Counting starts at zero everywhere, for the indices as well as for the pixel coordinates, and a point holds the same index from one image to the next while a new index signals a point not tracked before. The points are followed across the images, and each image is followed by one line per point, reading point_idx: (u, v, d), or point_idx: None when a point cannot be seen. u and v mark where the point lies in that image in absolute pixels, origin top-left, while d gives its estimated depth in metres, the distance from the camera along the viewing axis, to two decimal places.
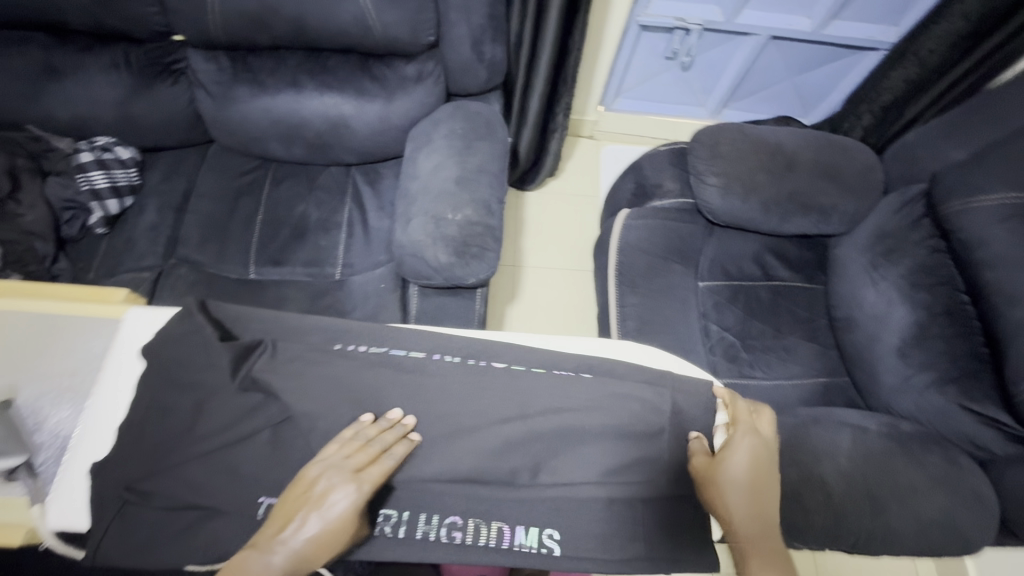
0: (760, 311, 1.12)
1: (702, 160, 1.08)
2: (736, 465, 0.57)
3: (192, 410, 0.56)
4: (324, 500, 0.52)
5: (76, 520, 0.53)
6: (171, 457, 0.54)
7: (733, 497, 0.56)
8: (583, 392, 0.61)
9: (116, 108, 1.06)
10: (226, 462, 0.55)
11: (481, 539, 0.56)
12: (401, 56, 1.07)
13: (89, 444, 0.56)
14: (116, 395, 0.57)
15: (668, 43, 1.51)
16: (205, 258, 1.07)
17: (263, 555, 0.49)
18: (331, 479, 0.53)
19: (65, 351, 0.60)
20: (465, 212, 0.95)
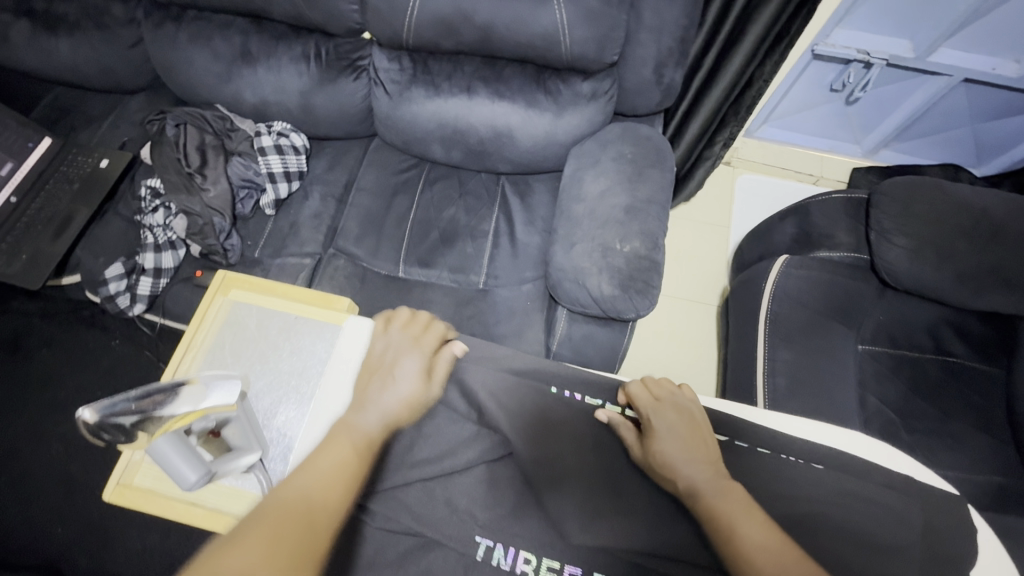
0: (928, 388, 1.02)
1: (887, 217, 1.01)
2: (659, 438, 0.59)
3: (413, 431, 0.63)
4: (398, 365, 0.61)
5: None
6: (394, 478, 0.61)
7: (676, 464, 0.58)
8: (810, 482, 0.60)
9: (299, 97, 1.11)
10: (443, 492, 0.60)
11: None
12: (579, 73, 1.03)
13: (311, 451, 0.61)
14: (335, 404, 0.63)
15: (839, 74, 1.40)
16: (360, 251, 1.10)
17: (359, 415, 0.55)
18: (396, 352, 0.62)
19: (294, 353, 0.68)
20: (633, 244, 0.92)
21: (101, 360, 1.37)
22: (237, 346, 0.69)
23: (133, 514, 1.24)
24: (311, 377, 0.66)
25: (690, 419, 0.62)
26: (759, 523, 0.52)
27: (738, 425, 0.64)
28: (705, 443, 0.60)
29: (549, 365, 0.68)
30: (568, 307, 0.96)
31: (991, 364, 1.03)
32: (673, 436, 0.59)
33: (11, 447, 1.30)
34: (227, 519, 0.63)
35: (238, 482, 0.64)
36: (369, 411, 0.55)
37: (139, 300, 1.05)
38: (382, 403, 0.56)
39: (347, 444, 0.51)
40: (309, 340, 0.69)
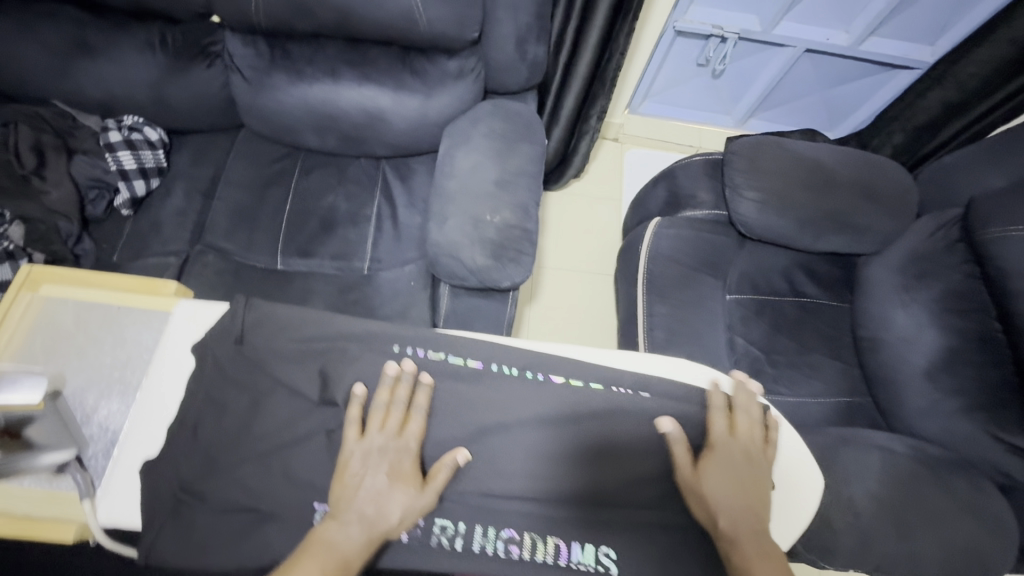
0: (787, 327, 1.12)
1: (738, 174, 1.09)
2: (709, 485, 0.61)
3: (249, 406, 0.61)
4: (373, 472, 0.58)
5: (126, 516, 0.58)
6: (229, 456, 0.59)
7: (718, 502, 0.60)
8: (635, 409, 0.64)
9: (150, 88, 1.04)
10: (281, 464, 0.59)
11: (537, 554, 0.58)
12: (443, 51, 1.04)
13: (137, 439, 0.61)
14: (164, 392, 0.63)
15: (702, 50, 1.50)
16: (233, 246, 1.06)
17: (341, 528, 0.55)
18: (383, 450, 0.60)
19: (118, 343, 0.67)
20: (503, 214, 0.95)
21: None
22: (48, 342, 0.66)
23: None
24: (140, 365, 0.66)
25: (754, 467, 0.63)
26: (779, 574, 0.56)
27: (577, 365, 0.65)
28: (759, 493, 0.61)
29: (388, 326, 0.66)
30: (449, 282, 0.97)
31: (835, 298, 1.16)
32: (731, 473, 0.61)
33: None
34: (37, 525, 0.59)
35: (51, 485, 0.60)
36: (350, 525, 0.56)
37: None
38: (374, 510, 0.57)
39: (352, 545, 0.55)
40: (136, 329, 0.68)
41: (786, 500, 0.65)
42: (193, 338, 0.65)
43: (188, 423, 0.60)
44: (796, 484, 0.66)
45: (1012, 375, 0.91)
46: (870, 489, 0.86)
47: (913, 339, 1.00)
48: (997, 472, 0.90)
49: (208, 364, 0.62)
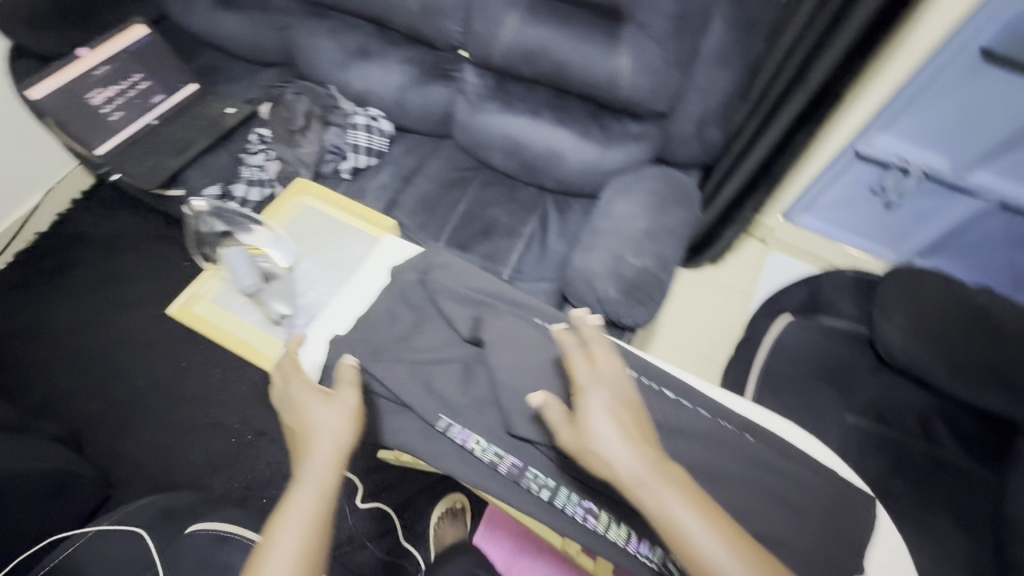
0: (908, 473, 1.02)
1: (891, 297, 1.07)
2: (594, 445, 0.55)
3: (413, 324, 0.74)
4: (311, 419, 0.64)
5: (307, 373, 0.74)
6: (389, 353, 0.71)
7: (611, 456, 0.54)
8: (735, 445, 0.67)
9: (395, 91, 1.32)
10: (425, 373, 0.70)
11: (610, 532, 0.63)
12: (632, 116, 1.19)
13: (332, 322, 0.77)
14: (360, 296, 0.78)
15: (879, 177, 1.49)
16: (412, 224, 1.27)
17: (307, 464, 0.61)
18: (305, 398, 0.66)
19: (338, 249, 0.86)
20: (644, 260, 1.03)
21: (171, 275, 1.59)
22: (304, 232, 0.89)
23: (155, 412, 1.41)
24: (346, 268, 0.84)
25: (626, 401, 0.58)
26: (695, 509, 0.53)
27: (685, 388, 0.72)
28: (643, 428, 0.56)
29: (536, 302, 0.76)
30: (577, 306, 1.07)
31: (977, 463, 1.03)
32: (611, 416, 0.56)
33: (75, 324, 1.52)
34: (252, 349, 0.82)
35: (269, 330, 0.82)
36: (311, 458, 0.61)
37: None
38: (325, 437, 0.63)
39: (327, 476, 0.60)
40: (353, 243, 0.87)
41: None
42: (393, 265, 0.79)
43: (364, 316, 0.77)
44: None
45: None
46: None
47: None
48: None
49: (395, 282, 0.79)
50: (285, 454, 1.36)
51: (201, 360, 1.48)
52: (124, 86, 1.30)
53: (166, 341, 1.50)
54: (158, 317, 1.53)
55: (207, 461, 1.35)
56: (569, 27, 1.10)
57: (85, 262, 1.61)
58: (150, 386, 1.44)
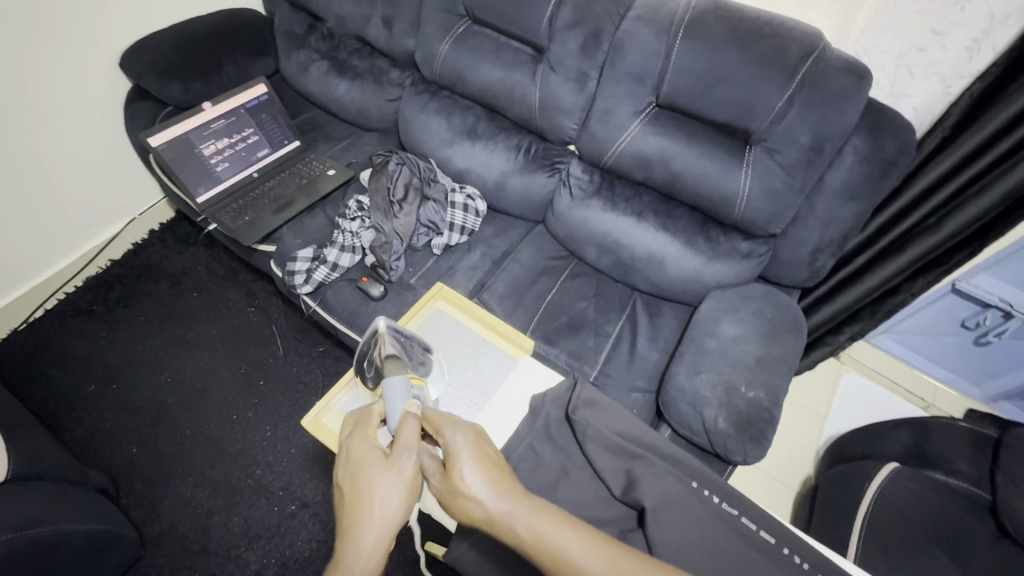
0: None
1: (1020, 467, 0.97)
2: (462, 493, 0.53)
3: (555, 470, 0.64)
4: (369, 486, 0.57)
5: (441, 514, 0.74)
6: None
7: (473, 494, 0.53)
8: None
9: (498, 174, 1.32)
10: None
11: None
12: (741, 232, 1.17)
13: None
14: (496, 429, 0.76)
15: (975, 314, 1.44)
16: (498, 309, 1.24)
17: (354, 539, 0.54)
18: (363, 459, 0.60)
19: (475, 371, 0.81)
20: (757, 391, 0.97)
21: (234, 319, 1.57)
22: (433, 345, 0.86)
23: (198, 466, 1.34)
24: (483, 394, 0.78)
25: (488, 451, 0.59)
26: (593, 552, 0.48)
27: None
28: (504, 470, 0.56)
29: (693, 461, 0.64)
30: (675, 427, 1.01)
31: None
32: (466, 448, 0.57)
33: (132, 360, 1.49)
34: None
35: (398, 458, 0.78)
36: (363, 530, 0.54)
37: (308, 282, 1.22)
38: (379, 508, 0.56)
39: (369, 556, 0.53)
40: (491, 364, 0.81)
41: None
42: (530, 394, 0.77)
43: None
44: None
45: None
46: None
47: None
48: None
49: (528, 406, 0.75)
50: (327, 533, 1.27)
51: (252, 414, 1.42)
52: (235, 139, 1.32)
53: (220, 388, 1.45)
54: (214, 363, 1.49)
55: (243, 529, 1.27)
56: (693, 142, 1.10)
57: (151, 295, 1.60)
58: (197, 436, 1.38)
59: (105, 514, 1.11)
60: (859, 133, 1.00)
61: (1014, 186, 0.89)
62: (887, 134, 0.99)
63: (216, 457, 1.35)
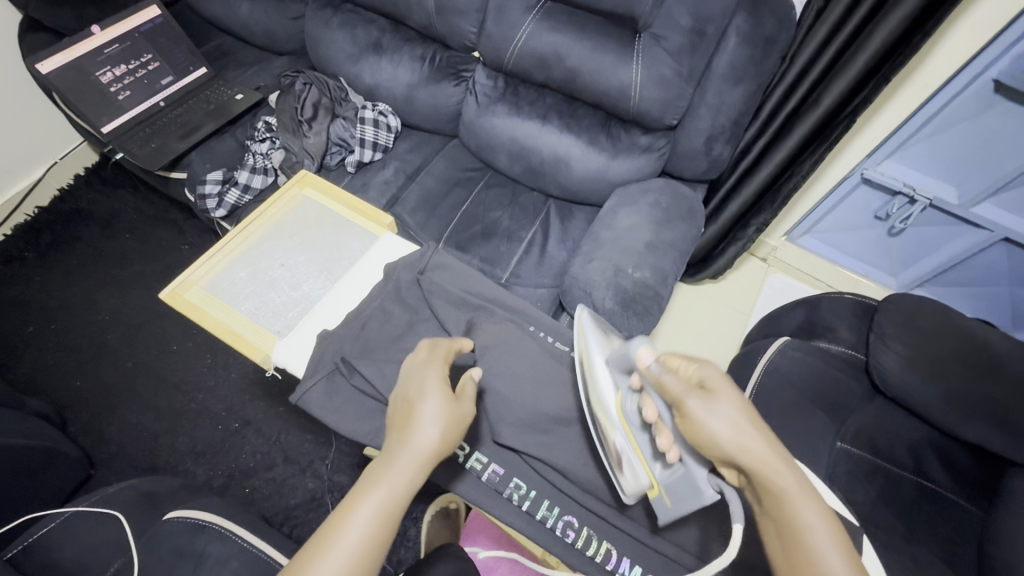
0: (898, 504, 1.03)
1: (890, 326, 1.06)
2: (714, 433, 0.59)
3: (407, 323, 0.80)
4: (424, 395, 0.63)
5: (296, 366, 0.76)
6: (378, 351, 0.76)
7: (716, 442, 0.59)
8: None
9: (406, 87, 1.32)
10: None
11: (586, 545, 0.74)
12: (640, 126, 1.18)
13: (326, 314, 0.81)
14: (357, 290, 0.83)
15: (884, 204, 1.49)
16: (413, 221, 1.27)
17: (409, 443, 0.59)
18: (426, 378, 0.65)
19: (337, 245, 0.88)
20: (644, 272, 1.02)
21: (168, 258, 1.59)
22: (298, 226, 0.91)
23: (142, 394, 1.40)
24: (344, 265, 0.86)
25: (744, 407, 0.61)
26: (829, 534, 0.53)
27: None
28: (760, 427, 0.59)
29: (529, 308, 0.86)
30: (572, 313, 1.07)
31: (967, 500, 1.02)
32: (722, 414, 0.59)
33: (69, 301, 1.51)
34: (240, 340, 0.78)
35: (258, 320, 0.80)
36: (416, 439, 0.59)
37: (222, 206, 1.23)
38: (427, 425, 0.60)
39: (416, 466, 0.58)
40: (352, 239, 0.89)
41: None
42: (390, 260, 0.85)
43: (359, 320, 0.78)
44: None
45: None
46: None
47: None
48: None
49: (390, 282, 0.82)
50: (269, 445, 1.34)
51: (192, 344, 1.47)
52: (134, 66, 1.29)
53: (159, 323, 1.49)
54: (151, 299, 1.52)
55: (191, 447, 1.34)
56: (585, 34, 1.09)
57: (83, 239, 1.60)
58: (139, 368, 1.43)
59: (49, 435, 1.17)
60: (740, 11, 1.00)
61: (880, 47, 0.93)
62: (766, 10, 0.99)
63: (159, 385, 1.41)
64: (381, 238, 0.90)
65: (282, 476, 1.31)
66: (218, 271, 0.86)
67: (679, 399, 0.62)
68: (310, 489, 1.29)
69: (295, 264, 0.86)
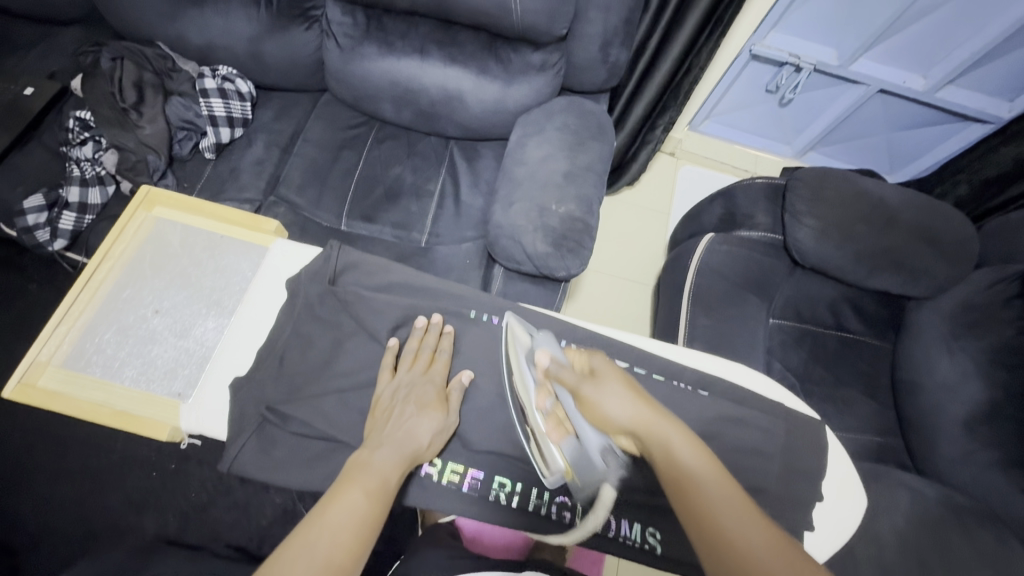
0: (824, 358, 1.13)
1: (801, 202, 1.10)
2: (608, 413, 0.59)
3: (332, 344, 0.68)
4: (409, 400, 0.64)
5: (215, 428, 0.66)
6: (311, 388, 0.66)
7: (613, 415, 0.58)
8: (698, 406, 0.68)
9: (247, 42, 1.08)
10: (358, 404, 0.66)
11: (589, 523, 0.66)
12: (530, 43, 1.06)
13: (228, 358, 0.69)
14: (261, 317, 0.72)
15: (774, 76, 1.50)
16: (303, 201, 1.11)
17: (376, 450, 0.59)
18: (409, 383, 0.65)
19: (218, 270, 0.76)
20: (568, 206, 0.97)
21: (14, 304, 1.31)
22: (158, 258, 0.77)
23: (43, 466, 1.20)
24: (233, 293, 0.75)
25: (630, 382, 0.62)
26: (738, 504, 0.52)
27: (628, 350, 0.71)
28: (648, 401, 0.60)
29: (467, 291, 0.73)
30: (504, 264, 1.01)
31: (879, 337, 1.17)
32: (616, 391, 0.59)
33: None
34: (134, 420, 0.67)
35: (149, 388, 0.68)
36: (387, 447, 0.59)
37: (61, 236, 1.01)
38: (407, 431, 0.61)
39: (391, 470, 0.58)
40: (235, 257, 0.77)
41: (832, 513, 0.68)
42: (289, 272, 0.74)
43: (274, 350, 0.67)
44: (848, 494, 0.69)
45: None
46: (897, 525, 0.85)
47: (956, 388, 0.99)
48: None
49: (299, 299, 0.69)
50: (218, 474, 1.23)
51: None
52: None
53: None
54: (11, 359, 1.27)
55: (125, 505, 1.19)
56: None
57: None
58: (28, 439, 1.22)
59: None
60: None
61: None
62: None
63: (63, 449, 1.22)
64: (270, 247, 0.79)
65: (244, 500, 1.22)
66: (74, 338, 0.70)
67: (572, 387, 0.62)
68: (279, 503, 1.22)
69: (172, 306, 0.74)
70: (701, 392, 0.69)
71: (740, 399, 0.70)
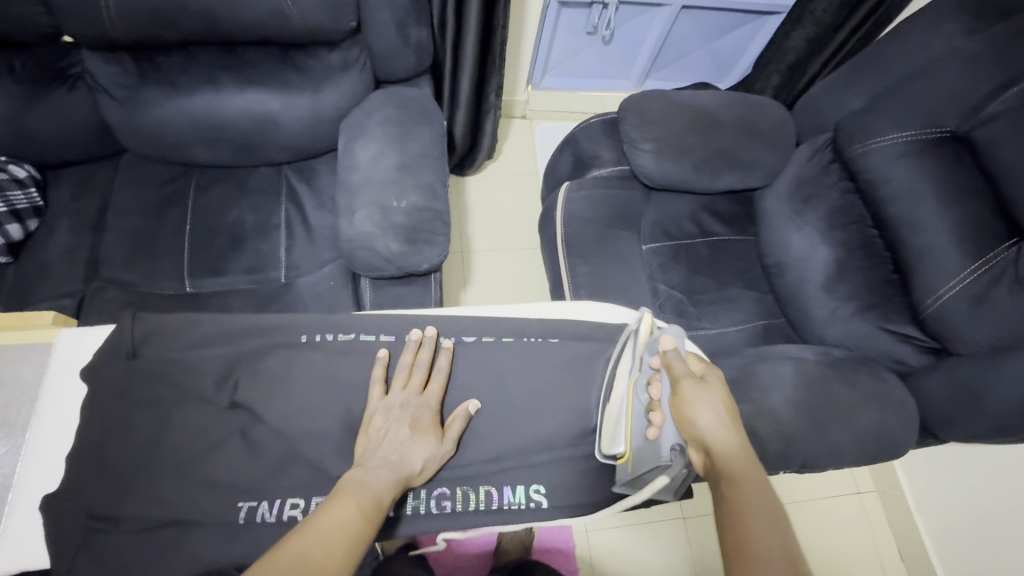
0: (700, 266, 1.20)
1: (634, 129, 1.14)
2: (696, 417, 0.61)
3: (154, 424, 0.66)
4: (403, 424, 0.64)
5: (34, 558, 0.61)
6: (137, 478, 0.64)
7: (697, 421, 0.61)
8: (547, 353, 0.73)
9: (6, 122, 0.96)
10: (196, 476, 0.64)
11: (470, 503, 0.67)
12: (323, 45, 1.01)
13: (35, 481, 0.65)
14: (61, 423, 0.67)
15: (588, 18, 1.53)
16: (134, 276, 1.01)
17: (369, 470, 0.60)
18: (403, 404, 0.66)
19: None
20: (410, 198, 0.95)
21: None
22: None
23: None
24: (21, 406, 0.68)
25: (729, 405, 0.64)
26: (768, 516, 0.54)
27: (478, 321, 0.74)
28: (737, 425, 0.62)
29: (303, 318, 0.72)
30: (368, 275, 0.97)
31: (742, 233, 1.25)
32: (710, 404, 0.62)
33: None
34: None
35: None
36: (381, 468, 0.60)
37: None
38: (402, 452, 0.62)
39: (384, 488, 0.59)
40: (17, 365, 0.69)
41: None
42: (79, 365, 0.69)
43: (88, 451, 0.64)
44: None
45: (892, 271, 1.01)
46: (788, 397, 0.93)
47: (808, 256, 1.08)
48: (893, 361, 1.00)
49: (101, 388, 0.66)
50: None
51: None
52: None
53: None
54: None
55: None
56: None
57: None
58: None
59: None
60: None
61: None
62: None
63: None
64: (55, 341, 0.70)
65: None
66: None
67: (677, 379, 0.64)
68: None
69: None
70: (550, 340, 0.74)
71: (590, 336, 0.75)
